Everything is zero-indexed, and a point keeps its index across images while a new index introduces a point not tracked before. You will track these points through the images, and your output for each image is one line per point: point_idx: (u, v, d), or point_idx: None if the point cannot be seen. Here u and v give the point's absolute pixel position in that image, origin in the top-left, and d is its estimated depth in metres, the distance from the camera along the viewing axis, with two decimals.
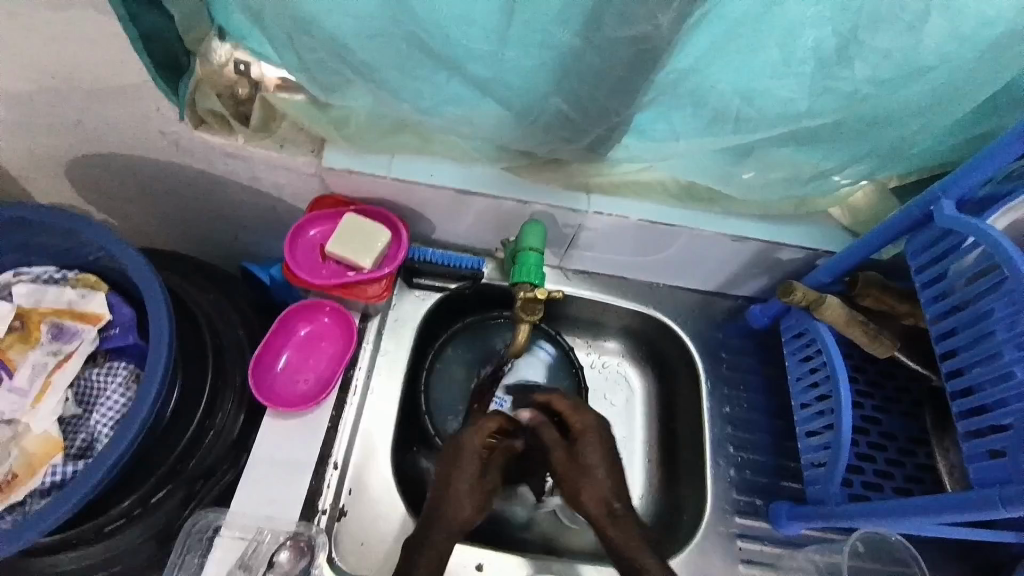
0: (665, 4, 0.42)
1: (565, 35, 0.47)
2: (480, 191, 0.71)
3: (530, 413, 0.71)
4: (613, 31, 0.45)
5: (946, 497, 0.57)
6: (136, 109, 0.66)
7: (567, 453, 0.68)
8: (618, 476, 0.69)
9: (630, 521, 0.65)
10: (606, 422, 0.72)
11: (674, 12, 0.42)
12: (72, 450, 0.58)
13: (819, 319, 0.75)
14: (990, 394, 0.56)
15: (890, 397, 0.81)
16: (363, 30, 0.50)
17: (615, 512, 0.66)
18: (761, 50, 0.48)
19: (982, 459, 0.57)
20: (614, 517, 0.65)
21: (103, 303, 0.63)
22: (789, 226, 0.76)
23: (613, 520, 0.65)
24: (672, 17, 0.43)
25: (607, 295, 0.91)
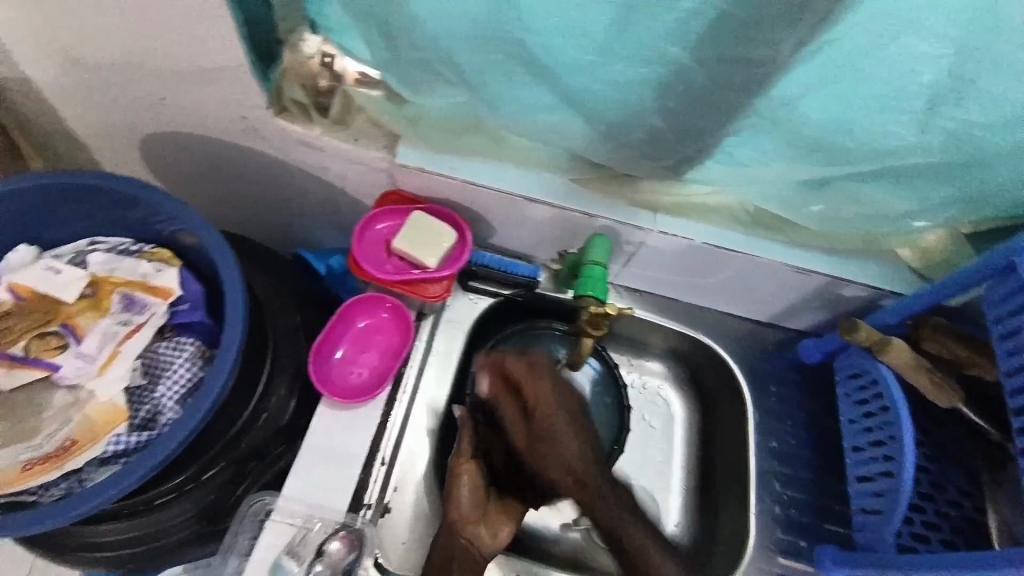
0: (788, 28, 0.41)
1: (673, 51, 0.46)
2: (547, 199, 0.70)
3: (489, 383, 0.66)
4: (726, 50, 0.44)
5: (1008, 551, 0.54)
6: (221, 93, 0.67)
7: (526, 429, 0.64)
8: (587, 438, 0.65)
9: (603, 489, 0.65)
10: (564, 384, 0.66)
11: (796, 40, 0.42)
12: (136, 420, 0.59)
13: (882, 361, 0.73)
14: None
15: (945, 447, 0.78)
16: (466, 32, 0.50)
17: (585, 482, 0.65)
18: (868, 82, 0.47)
19: None
20: (583, 487, 0.65)
21: (174, 278, 0.65)
22: (858, 262, 0.74)
23: (581, 489, 0.65)
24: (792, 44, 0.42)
25: (657, 315, 0.89)
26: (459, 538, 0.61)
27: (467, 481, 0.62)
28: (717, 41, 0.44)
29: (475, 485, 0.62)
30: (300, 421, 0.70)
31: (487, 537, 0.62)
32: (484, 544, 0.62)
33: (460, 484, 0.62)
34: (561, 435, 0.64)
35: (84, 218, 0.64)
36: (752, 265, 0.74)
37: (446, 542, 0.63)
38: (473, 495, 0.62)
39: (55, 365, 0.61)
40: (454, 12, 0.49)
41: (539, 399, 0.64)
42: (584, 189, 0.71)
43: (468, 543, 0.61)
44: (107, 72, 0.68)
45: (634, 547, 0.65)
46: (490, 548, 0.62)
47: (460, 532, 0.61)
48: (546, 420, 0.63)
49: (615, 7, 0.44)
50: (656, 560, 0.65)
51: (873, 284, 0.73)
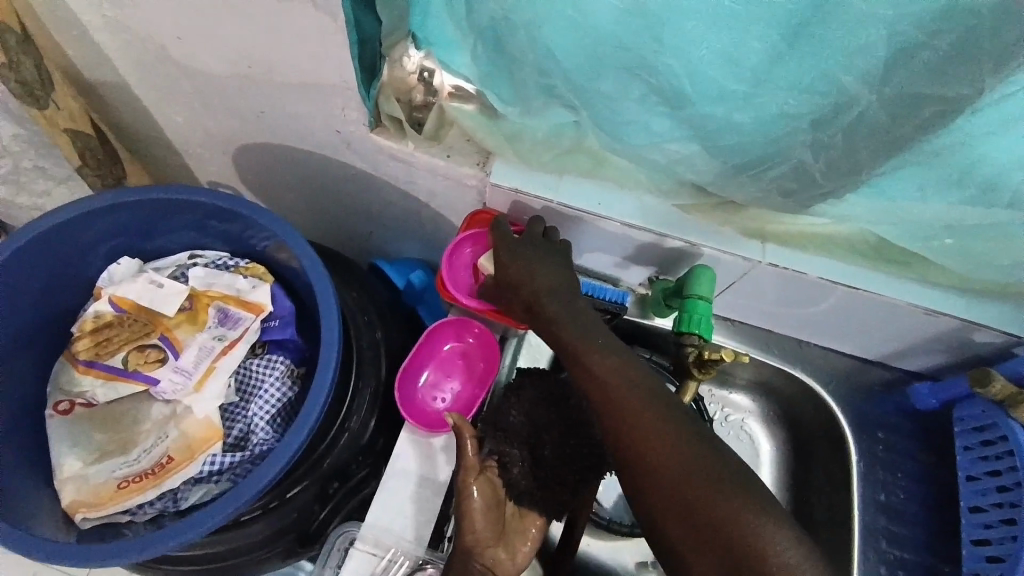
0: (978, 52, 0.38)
1: (834, 79, 0.42)
2: (647, 225, 0.66)
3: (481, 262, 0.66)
4: (910, 82, 0.41)
5: None
6: (320, 108, 0.66)
7: (499, 279, 0.64)
8: (562, 286, 0.62)
9: (567, 327, 0.60)
10: (547, 243, 0.64)
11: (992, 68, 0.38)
12: (229, 439, 0.61)
13: (1015, 419, 0.65)
14: None
15: None
16: (591, 62, 0.48)
17: (545, 317, 0.61)
18: None
19: None
20: (542, 320, 0.61)
21: (267, 294, 0.65)
22: (997, 306, 0.65)
23: (541, 325, 0.61)
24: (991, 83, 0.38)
25: (749, 347, 0.84)
26: (476, 565, 0.56)
27: (478, 504, 0.58)
28: (901, 68, 0.40)
29: (486, 506, 0.58)
30: (376, 441, 0.68)
31: (505, 558, 0.58)
32: (500, 565, 0.58)
33: (472, 505, 0.58)
34: (521, 272, 0.62)
35: (185, 230, 0.65)
36: (867, 302, 0.68)
37: (459, 568, 0.56)
38: (486, 518, 0.58)
39: (154, 378, 0.63)
40: (582, 33, 0.45)
41: (504, 248, 0.63)
42: (686, 214, 0.66)
43: (486, 568, 0.57)
44: (209, 85, 0.69)
45: (609, 406, 0.55)
46: (509, 569, 0.58)
47: (477, 558, 0.56)
48: (515, 276, 0.62)
49: (778, 30, 0.40)
50: (654, 433, 0.52)
51: (1013, 332, 0.65)
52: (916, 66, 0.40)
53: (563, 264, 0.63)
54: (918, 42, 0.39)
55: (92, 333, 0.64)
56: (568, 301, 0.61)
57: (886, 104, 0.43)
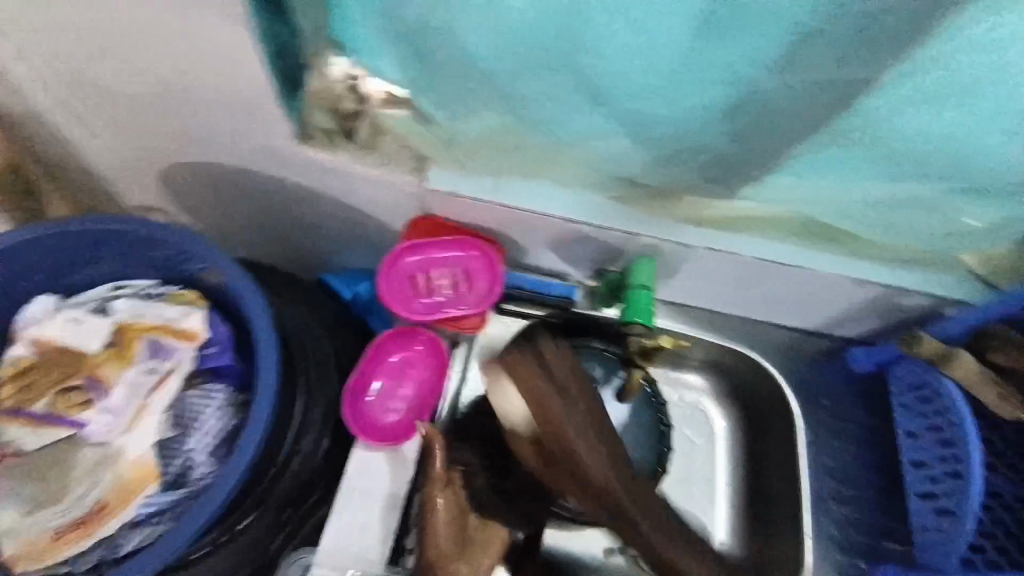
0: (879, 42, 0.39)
1: (742, 68, 0.44)
2: (587, 219, 0.67)
3: (512, 397, 0.61)
4: (817, 68, 0.43)
5: None
6: (244, 123, 0.64)
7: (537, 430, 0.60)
8: (613, 454, 0.60)
9: (614, 502, 0.59)
10: (586, 386, 0.62)
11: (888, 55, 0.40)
12: (169, 478, 0.59)
13: (948, 377, 0.69)
14: None
15: None
16: (515, 59, 0.48)
17: (594, 487, 0.59)
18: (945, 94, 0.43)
19: None
20: (581, 485, 0.59)
21: (201, 321, 0.63)
22: (920, 272, 0.69)
23: (576, 478, 0.59)
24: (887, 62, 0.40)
25: (698, 330, 0.85)
26: None
27: (441, 519, 0.58)
28: (809, 54, 0.42)
29: (450, 521, 0.59)
30: (332, 461, 0.68)
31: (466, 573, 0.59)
32: None
33: (437, 518, 0.58)
34: (574, 440, 0.58)
35: (110, 258, 0.64)
36: (803, 277, 0.70)
37: None
38: (451, 529, 0.59)
39: (80, 422, 0.59)
40: (503, 34, 0.46)
41: (545, 402, 0.59)
42: (625, 206, 0.67)
43: None
44: (124, 105, 0.65)
45: (625, 514, 0.60)
46: None
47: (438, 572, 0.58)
48: (571, 448, 0.58)
49: (692, 23, 0.42)
50: (658, 542, 0.60)
51: (937, 294, 0.69)
52: (821, 56, 0.42)
53: (608, 428, 0.61)
54: (821, 29, 0.41)
55: (16, 375, 0.61)
56: (616, 457, 0.60)
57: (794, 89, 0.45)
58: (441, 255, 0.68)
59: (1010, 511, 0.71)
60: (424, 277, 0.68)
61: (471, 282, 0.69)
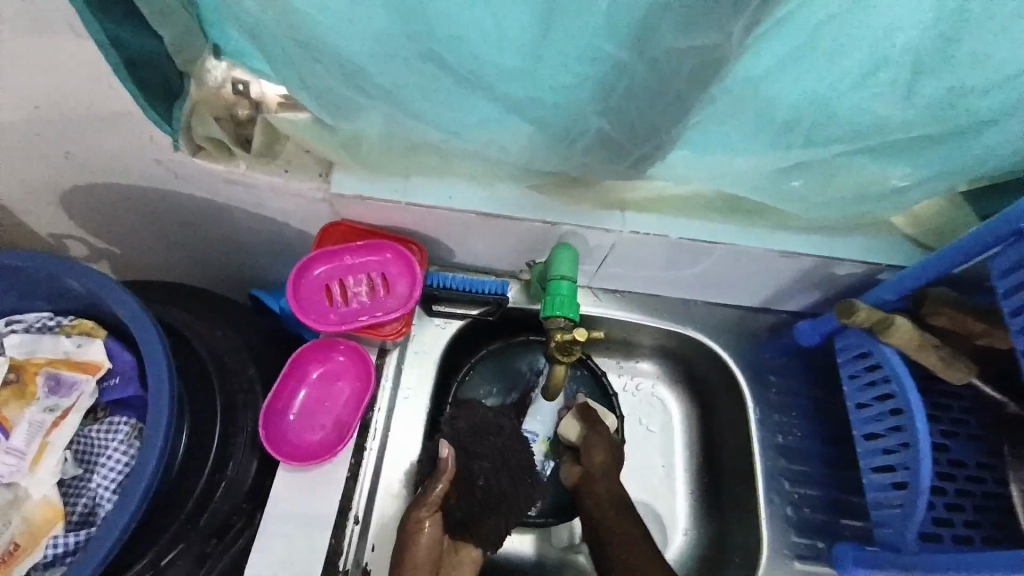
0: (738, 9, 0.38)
1: (607, 45, 0.42)
2: (503, 212, 0.64)
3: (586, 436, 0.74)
4: (675, 40, 0.40)
5: None
6: (128, 138, 0.60)
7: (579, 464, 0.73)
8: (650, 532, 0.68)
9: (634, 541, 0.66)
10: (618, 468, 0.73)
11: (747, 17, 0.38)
12: (74, 517, 0.57)
13: (886, 343, 0.66)
14: None
15: (975, 432, 0.71)
16: (375, 46, 0.45)
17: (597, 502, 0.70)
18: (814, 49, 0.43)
19: None
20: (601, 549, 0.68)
21: (101, 351, 0.61)
22: (853, 240, 0.67)
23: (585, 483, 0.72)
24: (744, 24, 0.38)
25: (641, 315, 0.83)
26: None
27: (427, 539, 0.62)
28: (660, 27, 0.39)
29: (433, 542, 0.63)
30: (265, 486, 0.64)
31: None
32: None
33: (420, 543, 0.62)
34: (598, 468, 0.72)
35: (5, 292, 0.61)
36: (734, 254, 0.68)
37: None
38: (429, 553, 0.62)
39: None
40: (359, 24, 0.44)
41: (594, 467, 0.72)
42: (544, 195, 0.65)
43: None
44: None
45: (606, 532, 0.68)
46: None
47: None
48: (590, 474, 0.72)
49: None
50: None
51: (870, 260, 0.67)
52: (673, 26, 0.39)
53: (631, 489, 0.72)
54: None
55: None
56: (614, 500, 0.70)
57: (663, 63, 0.42)
58: (354, 261, 0.66)
59: (976, 481, 0.69)
60: (339, 286, 0.66)
61: (390, 286, 0.66)
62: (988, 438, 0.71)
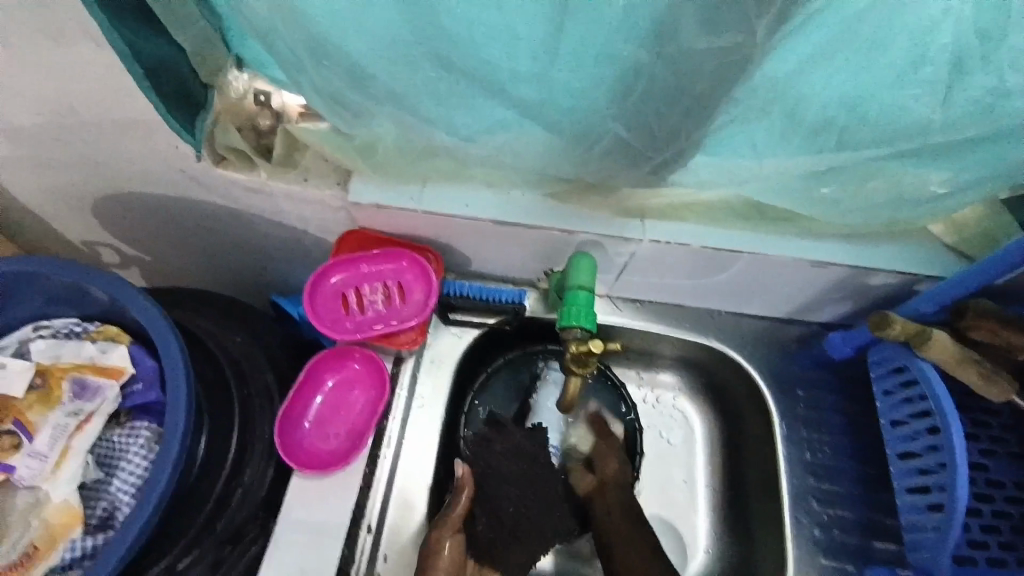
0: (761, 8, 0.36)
1: (625, 46, 0.41)
2: (522, 220, 0.63)
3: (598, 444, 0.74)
4: (694, 39, 0.39)
5: None
6: (152, 146, 0.61)
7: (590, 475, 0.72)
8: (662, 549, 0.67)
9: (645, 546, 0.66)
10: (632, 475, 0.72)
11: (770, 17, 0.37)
12: (93, 521, 0.58)
13: (922, 358, 0.63)
14: None
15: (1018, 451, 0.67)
16: (391, 51, 0.45)
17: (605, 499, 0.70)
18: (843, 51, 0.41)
19: None
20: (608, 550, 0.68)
21: (125, 356, 0.62)
22: (885, 249, 0.64)
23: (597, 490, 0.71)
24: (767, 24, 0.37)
25: (661, 325, 0.81)
26: None
27: (449, 555, 0.61)
28: (678, 24, 0.38)
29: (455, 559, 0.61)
30: (279, 493, 0.64)
31: None
32: None
33: (442, 559, 0.61)
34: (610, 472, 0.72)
35: (33, 295, 0.62)
36: (762, 262, 0.65)
37: None
38: (450, 572, 0.61)
39: (7, 467, 0.57)
40: (374, 28, 0.43)
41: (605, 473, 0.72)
42: (562, 203, 0.64)
43: None
44: (30, 138, 0.62)
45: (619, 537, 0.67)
46: None
47: None
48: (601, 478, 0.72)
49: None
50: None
51: (906, 270, 0.64)
52: (692, 23, 0.38)
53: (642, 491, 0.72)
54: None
55: None
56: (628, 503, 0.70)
57: (683, 63, 0.41)
58: (369, 269, 0.66)
59: (1017, 504, 0.65)
60: (354, 294, 0.66)
61: (405, 294, 0.66)
62: None
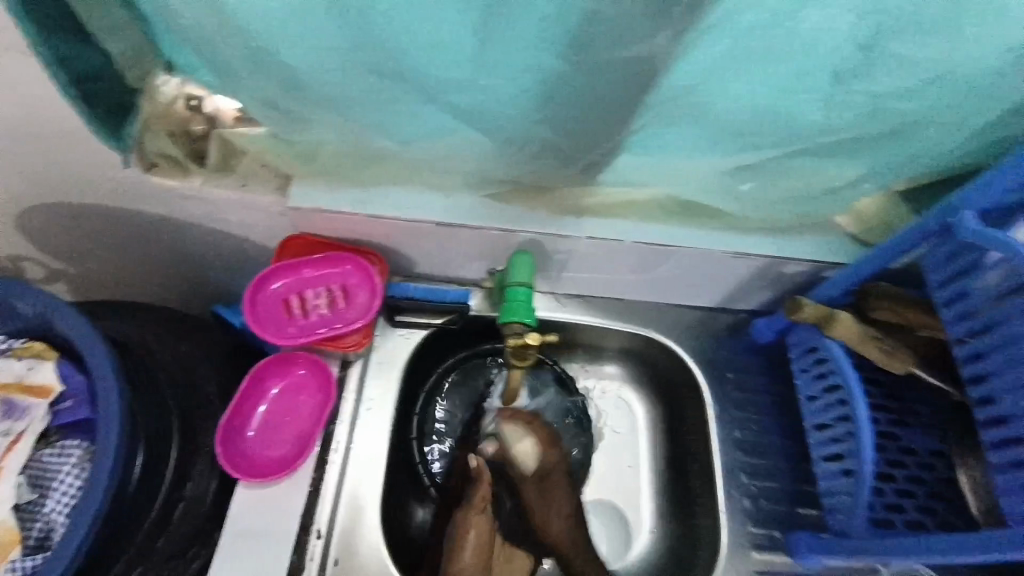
0: (662, 22, 0.40)
1: (547, 56, 0.44)
2: (464, 221, 0.65)
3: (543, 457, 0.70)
4: (607, 51, 0.43)
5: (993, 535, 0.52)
6: (79, 154, 0.60)
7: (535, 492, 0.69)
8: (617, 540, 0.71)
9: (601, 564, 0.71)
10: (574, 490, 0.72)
11: (671, 31, 0.41)
12: (30, 541, 0.56)
13: (829, 338, 0.70)
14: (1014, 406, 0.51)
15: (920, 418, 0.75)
16: (324, 60, 0.47)
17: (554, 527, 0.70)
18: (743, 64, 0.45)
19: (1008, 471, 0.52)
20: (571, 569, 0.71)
21: (53, 375, 0.60)
22: (802, 240, 0.70)
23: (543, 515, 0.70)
24: (668, 36, 0.41)
25: (603, 319, 0.85)
26: None
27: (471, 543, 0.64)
28: (592, 40, 0.42)
29: (478, 544, 0.64)
30: (226, 504, 0.63)
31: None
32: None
33: (466, 546, 0.64)
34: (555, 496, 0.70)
35: None
36: (692, 257, 0.70)
37: None
38: (477, 557, 0.64)
39: None
40: (307, 37, 0.45)
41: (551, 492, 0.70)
42: (502, 204, 0.67)
43: None
44: None
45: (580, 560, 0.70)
46: None
47: None
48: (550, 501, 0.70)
49: (474, 10, 0.41)
50: None
51: (817, 258, 0.70)
52: (604, 38, 0.42)
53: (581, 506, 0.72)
54: (598, 12, 0.40)
55: None
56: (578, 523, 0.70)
57: (601, 71, 0.45)
58: (312, 275, 0.66)
59: (926, 468, 0.72)
60: (297, 298, 0.66)
61: (349, 297, 0.67)
62: (934, 426, 0.74)
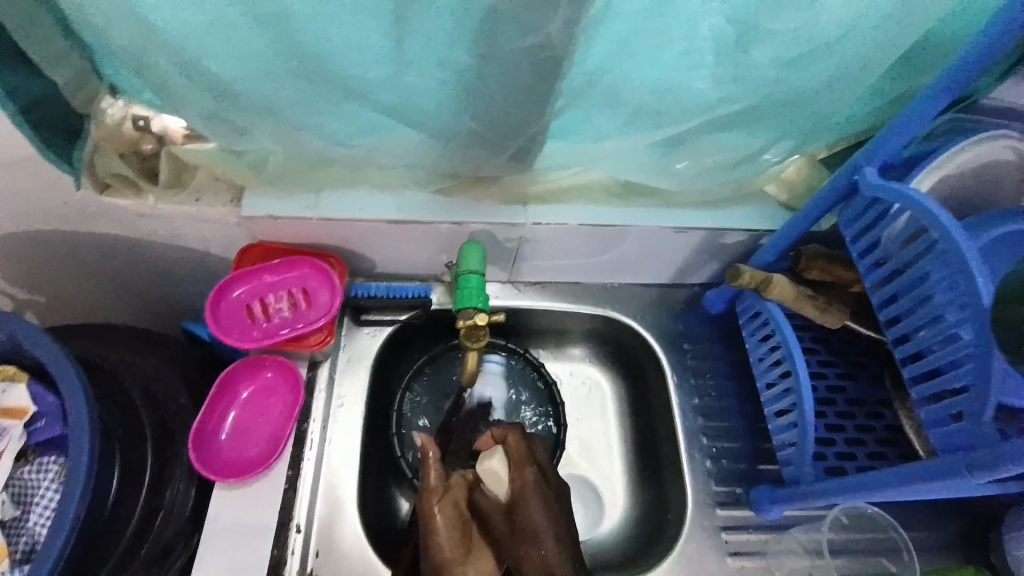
0: (552, 13, 0.44)
1: (460, 51, 0.48)
2: (415, 217, 0.68)
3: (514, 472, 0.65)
4: (511, 42, 0.46)
5: (920, 466, 0.55)
6: (32, 181, 0.62)
7: (507, 518, 0.61)
8: None
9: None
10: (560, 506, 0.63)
11: (561, 21, 0.44)
12: (17, 555, 0.58)
13: (769, 300, 0.74)
14: (929, 339, 0.54)
15: (863, 368, 0.79)
16: (255, 70, 0.50)
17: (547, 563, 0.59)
18: (637, 43, 0.50)
19: (927, 403, 0.55)
20: None
21: (25, 396, 0.62)
22: (737, 212, 0.74)
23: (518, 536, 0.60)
24: (560, 26, 0.45)
25: (562, 302, 0.88)
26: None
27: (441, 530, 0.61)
28: (498, 33, 0.46)
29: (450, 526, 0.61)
30: (204, 511, 0.65)
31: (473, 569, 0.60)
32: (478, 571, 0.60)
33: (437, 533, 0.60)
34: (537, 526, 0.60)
35: None
36: (643, 235, 0.74)
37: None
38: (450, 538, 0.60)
39: None
40: (235, 53, 0.48)
41: (526, 520, 0.61)
42: (451, 198, 0.70)
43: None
44: None
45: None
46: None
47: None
48: (526, 522, 0.60)
49: (385, 14, 0.44)
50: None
51: (751, 227, 0.74)
52: (507, 32, 0.46)
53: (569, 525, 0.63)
54: (496, 10, 0.44)
55: None
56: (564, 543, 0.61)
57: (511, 63, 0.48)
58: (271, 280, 0.69)
59: (874, 417, 0.76)
60: (259, 304, 0.69)
61: (311, 299, 0.70)
62: (878, 375, 0.79)
